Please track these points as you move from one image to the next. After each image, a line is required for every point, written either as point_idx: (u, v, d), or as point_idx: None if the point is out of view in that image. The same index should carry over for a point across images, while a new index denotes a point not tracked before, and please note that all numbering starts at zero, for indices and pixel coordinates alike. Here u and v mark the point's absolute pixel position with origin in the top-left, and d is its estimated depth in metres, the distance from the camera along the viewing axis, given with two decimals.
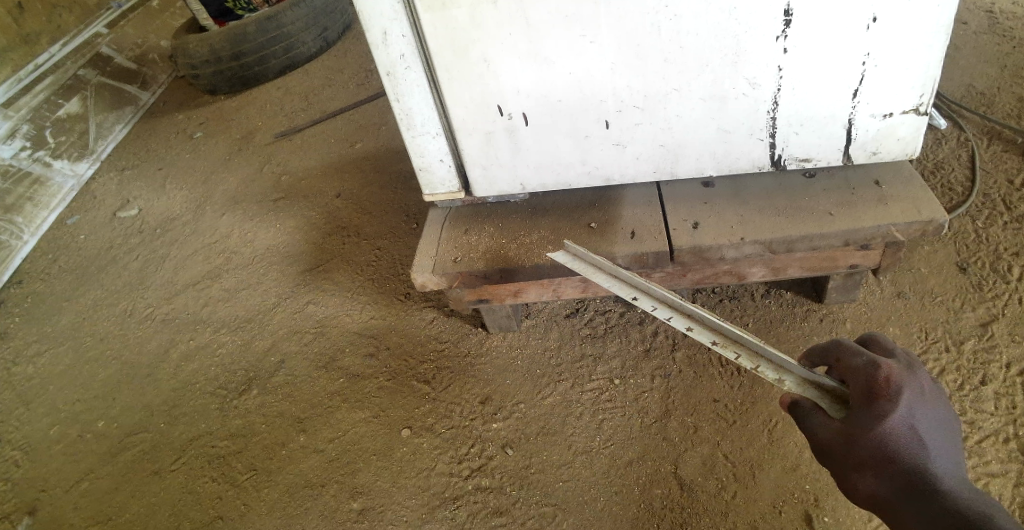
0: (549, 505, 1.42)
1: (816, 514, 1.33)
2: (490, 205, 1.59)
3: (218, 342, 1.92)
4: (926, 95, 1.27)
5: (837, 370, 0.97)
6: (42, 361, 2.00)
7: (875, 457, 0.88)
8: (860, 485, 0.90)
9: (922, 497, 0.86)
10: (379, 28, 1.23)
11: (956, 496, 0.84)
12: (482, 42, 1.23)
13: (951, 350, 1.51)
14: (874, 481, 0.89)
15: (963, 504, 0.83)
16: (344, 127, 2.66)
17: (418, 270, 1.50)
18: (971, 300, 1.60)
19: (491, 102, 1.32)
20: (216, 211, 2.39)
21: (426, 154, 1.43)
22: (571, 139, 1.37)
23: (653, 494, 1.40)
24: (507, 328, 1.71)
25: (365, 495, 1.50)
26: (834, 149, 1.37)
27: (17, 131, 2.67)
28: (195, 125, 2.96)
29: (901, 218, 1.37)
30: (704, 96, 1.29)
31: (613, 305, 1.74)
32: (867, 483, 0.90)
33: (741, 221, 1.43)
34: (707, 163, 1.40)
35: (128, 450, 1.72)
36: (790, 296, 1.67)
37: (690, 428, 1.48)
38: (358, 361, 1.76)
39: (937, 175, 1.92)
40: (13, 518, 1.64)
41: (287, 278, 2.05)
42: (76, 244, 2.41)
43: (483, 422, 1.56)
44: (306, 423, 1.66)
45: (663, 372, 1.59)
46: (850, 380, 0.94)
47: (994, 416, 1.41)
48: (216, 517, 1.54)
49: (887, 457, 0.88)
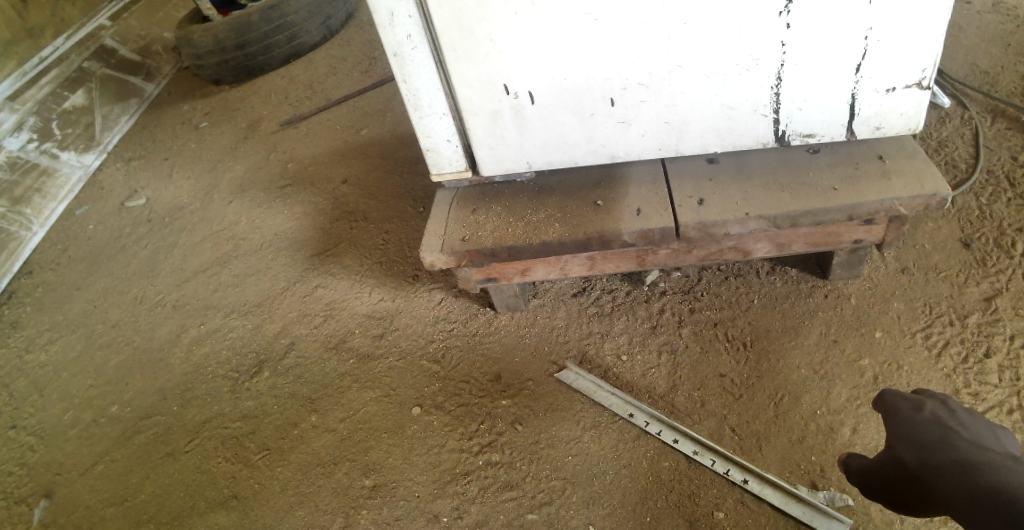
0: (559, 479, 1.44)
1: (822, 484, 1.35)
2: (498, 185, 1.61)
3: (228, 326, 1.94)
4: (929, 69, 1.28)
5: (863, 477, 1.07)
6: (55, 348, 2.03)
7: (915, 449, 1.00)
8: (946, 461, 0.95)
9: (967, 443, 0.97)
10: (386, 9, 1.25)
11: (971, 433, 0.99)
12: (488, 19, 1.24)
13: (955, 324, 1.53)
14: (943, 455, 0.96)
15: (978, 436, 0.98)
16: (349, 114, 2.67)
17: (426, 249, 1.51)
18: (974, 276, 1.61)
19: (496, 81, 1.33)
20: (224, 198, 2.41)
21: (433, 135, 1.45)
22: (577, 117, 1.38)
23: (661, 467, 1.42)
24: (515, 308, 1.73)
25: (377, 472, 1.52)
26: (837, 124, 1.38)
27: (23, 123, 2.69)
28: (201, 114, 2.97)
29: (904, 192, 1.38)
30: (709, 72, 1.30)
31: (619, 283, 1.76)
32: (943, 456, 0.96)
33: (746, 197, 1.44)
34: (712, 140, 1.42)
35: (143, 433, 1.75)
36: (795, 272, 1.68)
37: (697, 403, 1.50)
38: (367, 341, 1.78)
39: (940, 153, 1.93)
40: (30, 501, 1.67)
41: (296, 263, 2.07)
42: (84, 234, 2.43)
43: (492, 400, 1.58)
44: (317, 403, 1.68)
45: (670, 348, 1.61)
46: (867, 472, 1.07)
47: (998, 388, 1.42)
48: (230, 496, 1.57)
49: (917, 442, 1.01)
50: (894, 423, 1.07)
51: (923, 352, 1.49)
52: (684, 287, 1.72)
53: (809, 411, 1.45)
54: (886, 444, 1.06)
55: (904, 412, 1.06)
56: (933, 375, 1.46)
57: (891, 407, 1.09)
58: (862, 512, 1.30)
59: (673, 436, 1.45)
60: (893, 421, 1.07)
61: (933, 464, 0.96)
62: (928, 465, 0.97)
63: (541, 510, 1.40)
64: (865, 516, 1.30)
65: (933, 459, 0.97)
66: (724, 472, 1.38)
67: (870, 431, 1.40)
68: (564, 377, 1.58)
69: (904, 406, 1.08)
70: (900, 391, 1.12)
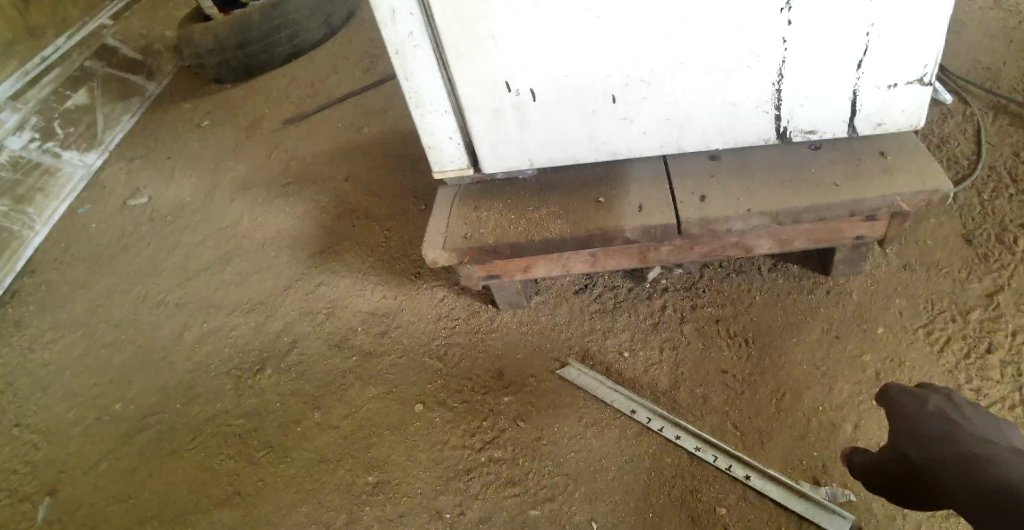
0: (561, 475, 1.44)
1: (824, 479, 1.35)
2: (499, 182, 1.61)
3: (231, 324, 1.94)
4: (931, 65, 1.28)
5: (868, 474, 1.06)
6: (58, 347, 2.03)
7: (922, 446, 0.99)
8: (954, 458, 0.95)
9: (973, 440, 0.96)
10: (388, 7, 1.25)
11: (976, 429, 0.98)
12: (489, 17, 1.24)
13: (957, 320, 1.53)
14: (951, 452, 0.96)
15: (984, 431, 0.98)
16: (350, 112, 2.67)
17: (428, 246, 1.52)
18: (976, 272, 1.61)
19: (498, 78, 1.33)
20: (226, 197, 2.42)
21: (435, 132, 1.45)
22: (579, 114, 1.39)
23: (663, 463, 1.42)
24: (517, 305, 1.73)
25: (380, 469, 1.52)
26: (839, 120, 1.38)
27: (26, 122, 2.70)
28: (203, 113, 2.98)
29: (906, 188, 1.38)
30: (710, 69, 1.30)
31: (621, 280, 1.76)
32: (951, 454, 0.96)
33: (748, 193, 1.45)
34: (713, 137, 1.42)
35: (146, 431, 1.75)
36: (797, 269, 1.69)
37: (699, 399, 1.51)
38: (370, 339, 1.78)
39: (942, 149, 1.93)
40: (35, 499, 1.68)
41: (298, 261, 2.07)
42: (87, 233, 2.44)
43: (494, 397, 1.59)
44: (321, 400, 1.69)
45: (672, 344, 1.61)
46: (873, 470, 1.06)
47: (1000, 383, 1.42)
48: (234, 494, 1.57)
49: (923, 439, 1.00)
50: (898, 420, 1.05)
51: (926, 348, 1.50)
52: (686, 284, 1.72)
53: (812, 407, 1.45)
54: (891, 442, 1.04)
55: (909, 409, 1.05)
56: (935, 370, 1.46)
57: (895, 404, 1.07)
58: (865, 508, 1.31)
59: (676, 432, 1.45)
60: (897, 418, 1.06)
61: (941, 462, 0.96)
62: (936, 463, 0.96)
63: (544, 506, 1.40)
64: (867, 511, 1.30)
65: (941, 457, 0.96)
66: (727, 468, 1.39)
67: (872, 426, 1.40)
68: (566, 374, 1.59)
69: (909, 402, 1.07)
70: (903, 385, 1.10)
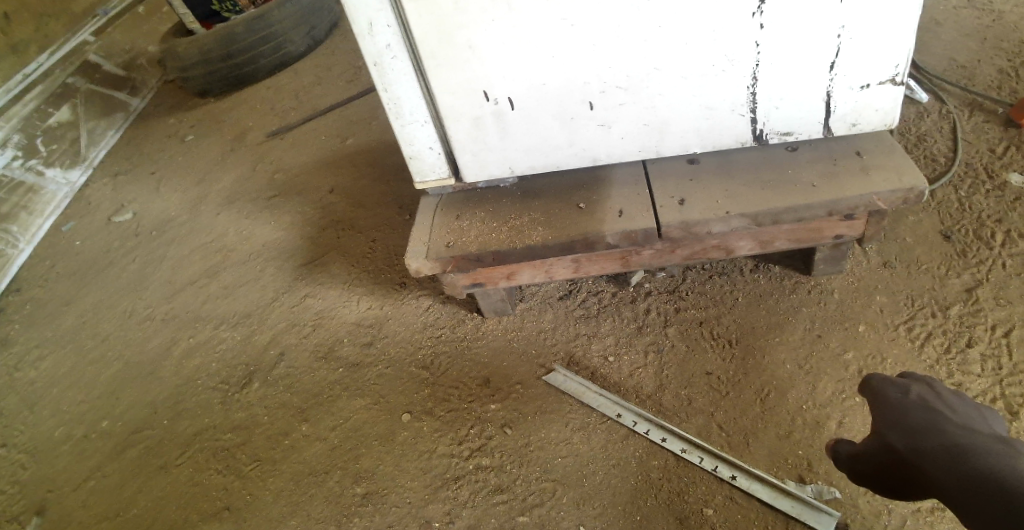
0: (549, 481, 1.44)
1: (809, 477, 1.36)
2: (481, 190, 1.62)
3: (218, 337, 1.94)
4: (903, 65, 1.30)
5: (854, 463, 1.07)
6: (44, 365, 2.02)
7: (906, 434, 1.01)
8: (937, 446, 0.96)
9: (956, 427, 0.97)
10: (365, 19, 1.26)
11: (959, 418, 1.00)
12: (466, 27, 1.25)
13: (937, 316, 1.55)
14: (934, 440, 0.97)
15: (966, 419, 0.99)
16: (335, 123, 2.68)
17: (412, 256, 1.52)
18: (956, 267, 1.63)
19: (477, 87, 1.34)
20: (211, 210, 2.42)
21: (416, 142, 1.46)
22: (558, 121, 1.40)
23: (650, 466, 1.43)
24: (502, 312, 1.74)
25: (368, 479, 1.52)
26: (814, 121, 1.40)
27: (8, 140, 2.68)
28: (187, 128, 2.97)
29: (882, 186, 1.40)
30: (686, 74, 1.32)
31: (604, 285, 1.77)
32: (933, 442, 0.97)
33: (727, 196, 1.46)
34: (692, 140, 1.43)
35: (134, 447, 1.74)
36: (779, 269, 1.70)
37: (683, 401, 1.52)
38: (357, 350, 1.78)
39: (920, 147, 1.95)
40: (22, 518, 1.67)
41: (285, 273, 2.07)
42: (72, 249, 2.43)
43: (482, 404, 1.59)
44: (309, 412, 1.69)
45: (656, 347, 1.62)
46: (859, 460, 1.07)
47: (981, 377, 1.44)
48: (223, 508, 1.57)
49: (907, 428, 1.01)
50: (883, 408, 1.07)
51: (907, 344, 1.51)
52: (669, 286, 1.73)
53: (796, 406, 1.46)
54: (876, 430, 1.06)
55: (892, 398, 1.07)
56: (917, 366, 1.48)
57: (879, 394, 1.10)
58: (850, 504, 1.32)
59: (662, 435, 1.46)
60: (881, 407, 1.08)
61: (924, 450, 0.97)
62: (918, 449, 0.98)
63: (533, 512, 1.41)
64: (852, 508, 1.31)
65: (922, 443, 0.98)
66: (713, 469, 1.39)
67: (856, 424, 1.41)
68: (552, 380, 1.59)
69: (891, 391, 1.09)
70: (887, 376, 1.12)
